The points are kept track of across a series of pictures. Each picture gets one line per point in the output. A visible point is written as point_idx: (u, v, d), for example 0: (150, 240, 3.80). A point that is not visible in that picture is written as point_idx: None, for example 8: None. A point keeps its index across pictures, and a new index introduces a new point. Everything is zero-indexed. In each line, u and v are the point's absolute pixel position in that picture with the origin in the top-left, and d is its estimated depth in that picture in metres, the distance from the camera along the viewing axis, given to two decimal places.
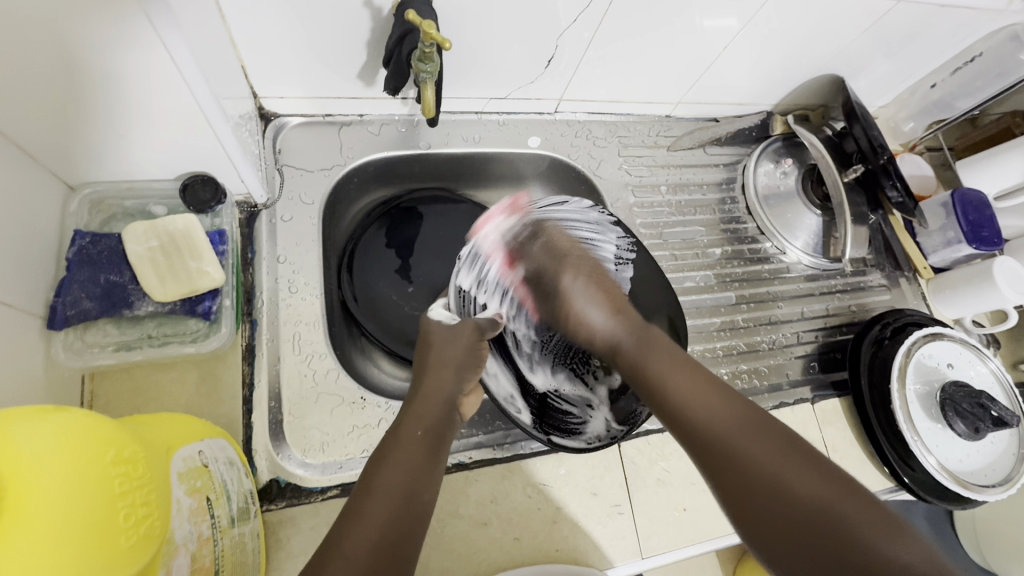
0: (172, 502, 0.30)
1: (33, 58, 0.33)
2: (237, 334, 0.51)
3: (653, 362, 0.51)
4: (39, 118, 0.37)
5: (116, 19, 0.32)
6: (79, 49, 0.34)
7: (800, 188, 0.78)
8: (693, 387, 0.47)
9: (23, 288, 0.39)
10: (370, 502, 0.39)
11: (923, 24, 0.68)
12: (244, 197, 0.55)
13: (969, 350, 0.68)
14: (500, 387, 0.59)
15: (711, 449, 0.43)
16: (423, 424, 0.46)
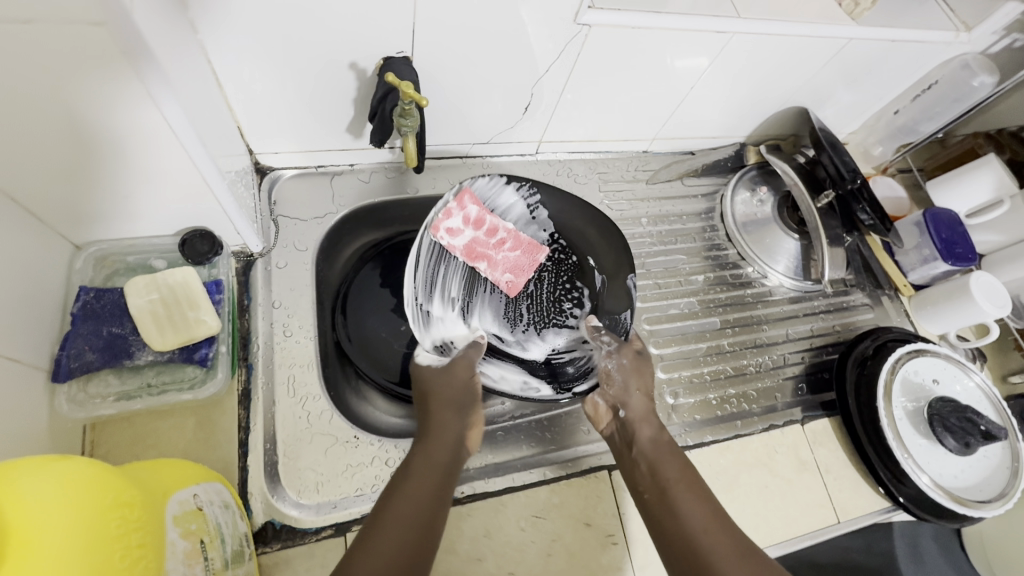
0: (166, 544, 0.32)
1: (46, 131, 0.37)
2: (233, 379, 0.53)
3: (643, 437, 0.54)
4: (46, 183, 0.41)
5: (121, 99, 0.36)
6: (85, 125, 0.37)
7: (776, 214, 0.81)
8: (661, 446, 0.53)
9: (27, 344, 0.41)
10: (382, 531, 0.41)
11: (878, 57, 0.72)
12: (239, 247, 0.58)
13: (955, 366, 0.69)
14: (511, 383, 0.60)
15: (670, 535, 0.47)
16: (432, 460, 0.48)
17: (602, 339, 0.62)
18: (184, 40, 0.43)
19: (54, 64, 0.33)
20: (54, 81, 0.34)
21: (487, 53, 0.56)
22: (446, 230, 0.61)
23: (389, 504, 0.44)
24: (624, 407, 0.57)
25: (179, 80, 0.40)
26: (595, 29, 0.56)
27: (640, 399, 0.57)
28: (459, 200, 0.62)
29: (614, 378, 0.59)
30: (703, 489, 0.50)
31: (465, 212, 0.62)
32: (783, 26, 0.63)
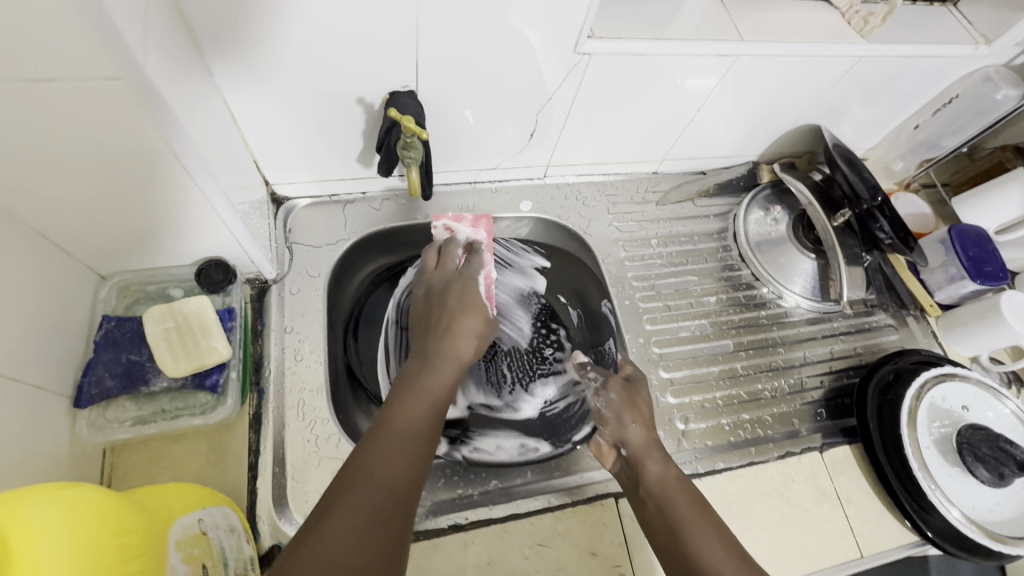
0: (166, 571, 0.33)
1: (71, 174, 0.40)
2: (244, 405, 0.55)
3: (654, 468, 0.54)
4: (73, 221, 0.44)
5: (139, 143, 0.39)
6: (106, 168, 0.40)
7: (791, 234, 0.79)
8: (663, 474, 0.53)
9: (50, 371, 0.44)
10: (387, 441, 0.45)
11: (892, 74, 0.71)
12: (254, 274, 0.60)
13: (987, 391, 0.66)
14: (509, 448, 0.61)
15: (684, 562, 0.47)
16: (439, 372, 0.53)
17: (588, 376, 0.65)
18: (201, 86, 0.46)
19: (76, 119, 0.35)
20: (77, 132, 0.36)
21: (491, 83, 0.58)
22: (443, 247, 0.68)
23: (392, 411, 0.49)
24: (625, 444, 0.57)
25: (193, 122, 0.43)
26: (596, 58, 0.57)
27: (638, 430, 0.57)
28: (473, 224, 0.69)
29: (609, 418, 0.59)
30: (712, 517, 0.50)
31: (470, 231, 0.69)
32: (789, 47, 0.63)
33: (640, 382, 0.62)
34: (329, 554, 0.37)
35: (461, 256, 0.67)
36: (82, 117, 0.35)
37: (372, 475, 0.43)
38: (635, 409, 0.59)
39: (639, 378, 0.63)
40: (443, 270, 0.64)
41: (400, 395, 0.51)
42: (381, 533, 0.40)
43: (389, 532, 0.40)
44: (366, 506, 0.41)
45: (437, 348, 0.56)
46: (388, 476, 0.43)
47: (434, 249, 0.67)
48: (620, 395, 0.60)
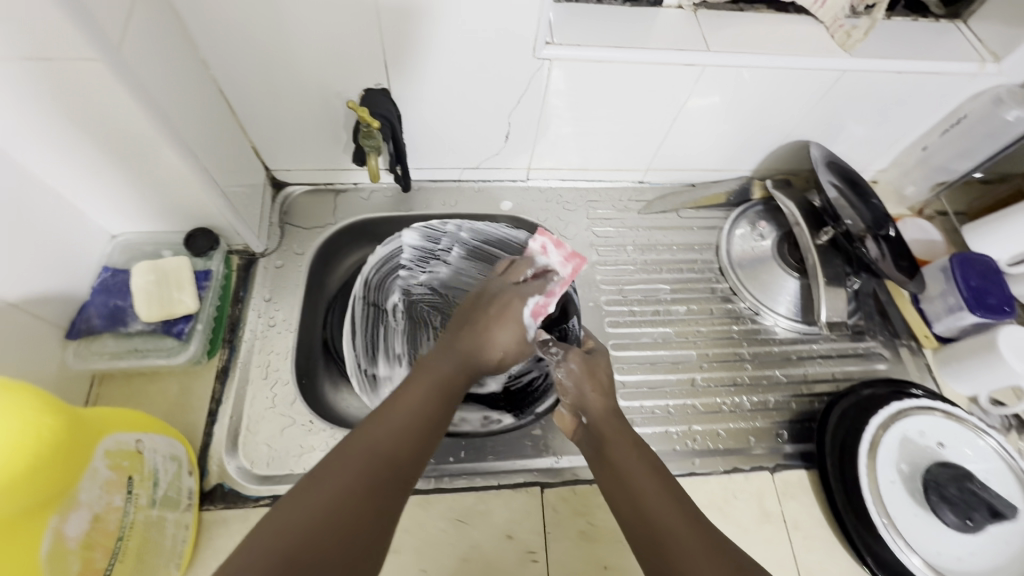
0: (87, 470, 0.39)
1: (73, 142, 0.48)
2: (213, 358, 0.62)
3: (614, 438, 0.51)
4: (79, 182, 0.53)
5: (126, 121, 0.47)
6: (101, 139, 0.49)
7: (775, 251, 0.78)
8: (627, 448, 0.50)
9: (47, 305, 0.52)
10: (389, 421, 0.43)
11: (886, 90, 0.68)
12: (243, 246, 0.68)
13: (968, 429, 0.61)
14: (473, 422, 0.63)
15: (642, 532, 0.43)
16: (461, 357, 0.52)
17: (550, 351, 0.60)
18: (192, 75, 0.54)
19: (70, 94, 0.43)
20: (72, 107, 0.45)
21: (460, 84, 0.63)
22: (541, 245, 0.67)
23: (400, 392, 0.46)
24: (585, 413, 0.54)
25: (172, 104, 0.51)
26: (556, 63, 0.61)
27: (599, 399, 0.54)
28: (564, 258, 0.67)
29: (569, 387, 0.56)
30: (673, 485, 0.47)
31: (559, 262, 0.67)
32: (762, 58, 0.62)
33: (602, 355, 0.59)
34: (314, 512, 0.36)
35: (529, 274, 0.64)
36: (75, 93, 0.43)
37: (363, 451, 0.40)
38: (596, 377, 0.56)
39: (602, 353, 0.59)
40: (507, 278, 0.62)
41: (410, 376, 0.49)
42: (374, 502, 0.38)
43: (376, 505, 0.38)
44: (350, 483, 0.38)
45: (463, 340, 0.53)
46: (393, 442, 0.42)
47: (511, 262, 0.65)
48: (579, 364, 0.57)
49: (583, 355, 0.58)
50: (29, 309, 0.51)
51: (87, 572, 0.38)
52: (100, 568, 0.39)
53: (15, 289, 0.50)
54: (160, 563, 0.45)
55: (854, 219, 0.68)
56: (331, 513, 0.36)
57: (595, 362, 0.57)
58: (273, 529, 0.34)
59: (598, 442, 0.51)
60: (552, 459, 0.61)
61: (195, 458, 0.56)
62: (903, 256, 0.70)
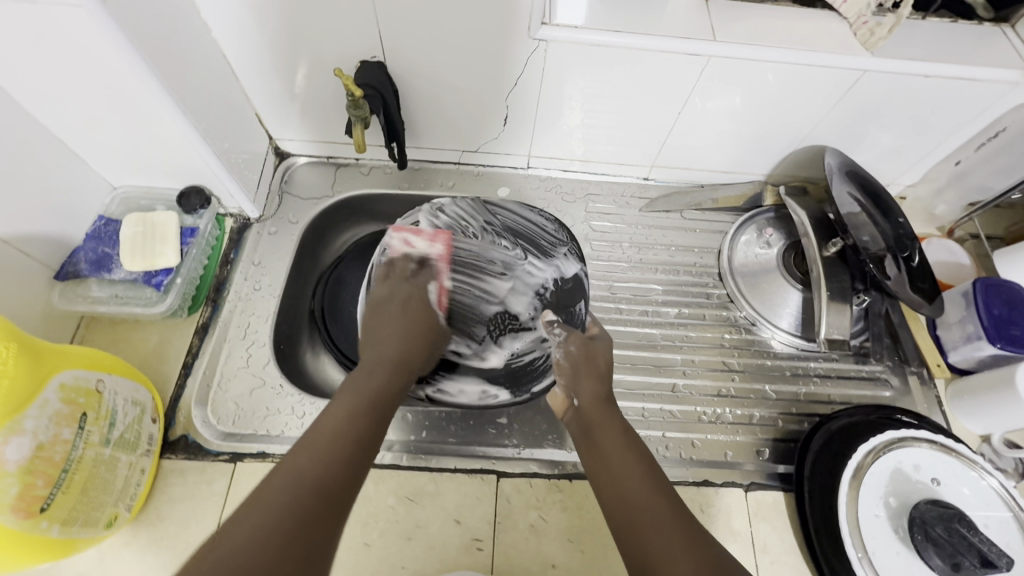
0: (37, 396, 0.41)
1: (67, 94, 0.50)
2: (194, 314, 0.63)
3: (605, 422, 0.48)
4: (77, 133, 0.55)
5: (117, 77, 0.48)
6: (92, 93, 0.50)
7: (780, 261, 0.73)
8: (610, 434, 0.47)
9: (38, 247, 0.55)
10: (324, 431, 0.39)
11: (915, 97, 0.63)
12: (237, 210, 0.69)
13: (972, 470, 0.56)
14: (470, 396, 0.58)
15: (619, 514, 0.41)
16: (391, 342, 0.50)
17: (551, 331, 0.57)
18: (196, 38, 0.56)
19: (61, 49, 0.45)
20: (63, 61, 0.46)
21: (457, 62, 0.62)
22: (400, 239, 0.58)
23: (327, 413, 0.42)
24: (577, 397, 0.51)
25: (174, 65, 0.52)
26: (553, 45, 0.59)
27: (593, 384, 0.52)
28: (429, 240, 0.59)
29: (565, 367, 0.54)
30: (655, 471, 0.44)
31: (427, 246, 0.58)
32: (774, 53, 0.59)
33: (605, 343, 0.57)
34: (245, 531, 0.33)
35: (414, 268, 0.57)
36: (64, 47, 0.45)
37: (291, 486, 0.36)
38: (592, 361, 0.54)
39: (603, 340, 0.57)
40: (394, 280, 0.55)
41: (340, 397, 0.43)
42: (315, 500, 0.36)
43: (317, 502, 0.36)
44: (282, 515, 0.34)
45: (394, 321, 0.52)
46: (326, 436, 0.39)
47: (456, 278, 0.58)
48: (580, 348, 0.55)
49: (587, 340, 0.56)
50: (17, 247, 0.54)
51: (26, 496, 0.40)
52: (40, 495, 0.41)
53: (5, 228, 0.52)
54: (107, 501, 0.46)
55: (873, 237, 0.64)
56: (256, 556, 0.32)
57: (591, 349, 0.55)
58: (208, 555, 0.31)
59: (586, 426, 0.49)
60: (514, 449, 0.59)
61: (164, 408, 0.58)
62: (925, 277, 0.65)
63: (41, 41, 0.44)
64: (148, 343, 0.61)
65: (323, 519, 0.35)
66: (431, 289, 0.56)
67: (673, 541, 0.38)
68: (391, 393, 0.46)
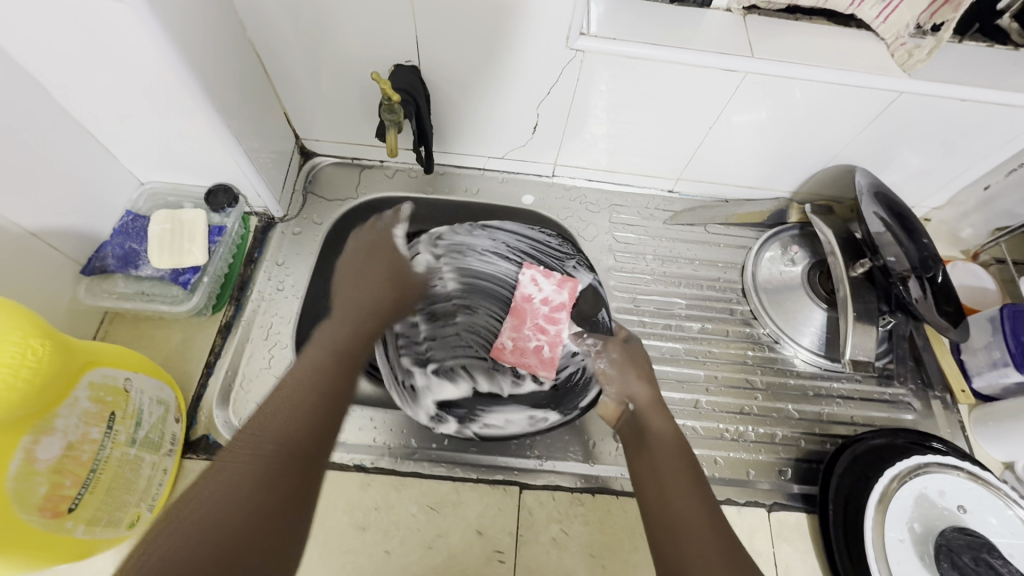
0: (67, 396, 0.41)
1: (103, 91, 0.50)
2: (218, 313, 0.63)
3: (656, 432, 0.53)
4: (108, 129, 0.55)
5: (154, 75, 0.48)
6: (128, 90, 0.50)
7: (805, 279, 0.73)
8: (664, 440, 0.52)
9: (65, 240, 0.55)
10: (289, 405, 0.45)
11: (949, 120, 0.63)
12: (263, 209, 0.69)
13: (996, 497, 0.55)
14: (518, 425, 0.59)
15: (657, 508, 0.47)
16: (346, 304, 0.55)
17: (584, 341, 0.62)
18: (233, 36, 0.55)
19: (103, 46, 0.45)
20: (104, 58, 0.46)
21: (490, 69, 0.62)
22: (530, 276, 0.65)
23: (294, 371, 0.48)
24: (631, 399, 0.57)
25: (209, 62, 0.52)
26: (589, 56, 0.59)
27: (646, 389, 0.57)
28: (557, 284, 0.65)
29: (614, 375, 0.59)
30: (701, 484, 0.49)
31: (553, 290, 0.65)
32: (812, 72, 0.58)
33: (638, 345, 0.62)
34: (219, 500, 0.38)
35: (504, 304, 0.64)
36: (104, 42, 0.45)
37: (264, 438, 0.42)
38: (636, 364, 0.60)
39: (636, 343, 0.63)
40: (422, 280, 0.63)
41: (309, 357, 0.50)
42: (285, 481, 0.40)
43: (288, 484, 0.40)
44: (259, 483, 0.39)
45: (359, 296, 0.56)
46: (292, 419, 0.44)
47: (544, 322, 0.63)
48: (622, 355, 0.60)
49: (629, 348, 0.61)
50: (45, 241, 0.54)
51: (53, 496, 0.40)
52: (67, 495, 0.40)
53: (35, 220, 0.52)
54: (131, 501, 0.46)
55: (897, 257, 0.63)
56: (244, 510, 0.37)
57: (639, 362, 0.60)
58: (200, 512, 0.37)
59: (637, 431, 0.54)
60: (536, 461, 0.59)
61: (185, 407, 0.57)
62: (949, 300, 0.65)
63: (85, 36, 0.44)
64: (171, 341, 0.61)
65: (299, 490, 0.41)
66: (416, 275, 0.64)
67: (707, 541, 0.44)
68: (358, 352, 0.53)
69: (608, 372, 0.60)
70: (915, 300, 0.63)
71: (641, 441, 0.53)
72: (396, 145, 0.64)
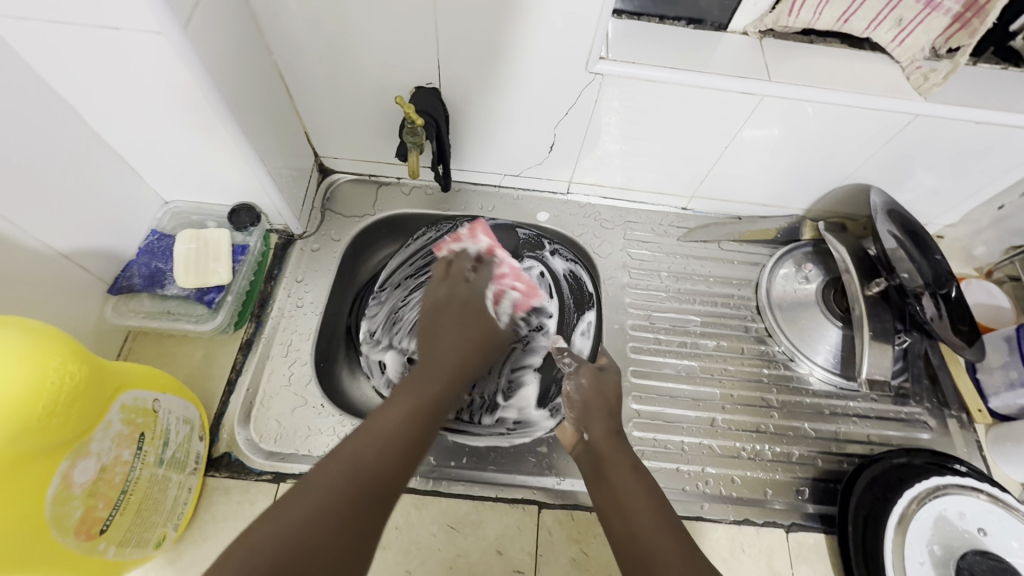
0: (101, 419, 0.42)
1: (134, 115, 0.51)
2: (239, 330, 0.64)
3: (613, 457, 0.51)
4: (136, 151, 0.56)
5: (186, 101, 0.49)
6: (159, 115, 0.51)
7: (819, 297, 0.73)
8: (625, 469, 0.50)
9: (92, 259, 0.56)
10: (372, 442, 0.42)
11: (964, 142, 0.63)
12: (283, 226, 0.70)
13: (1016, 519, 0.55)
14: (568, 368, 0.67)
15: (624, 535, 0.44)
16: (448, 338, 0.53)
17: (562, 360, 0.64)
18: (258, 60, 0.56)
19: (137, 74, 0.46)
20: (138, 85, 0.47)
21: (509, 91, 0.63)
22: (446, 250, 0.66)
23: (384, 409, 0.45)
24: (587, 430, 0.55)
25: (237, 86, 0.53)
26: (608, 79, 0.60)
27: (603, 420, 0.55)
28: (472, 234, 0.68)
29: (576, 404, 0.58)
30: (668, 510, 0.46)
31: (477, 242, 0.66)
32: (827, 94, 0.59)
33: (612, 373, 0.62)
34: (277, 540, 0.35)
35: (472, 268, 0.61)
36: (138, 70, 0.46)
37: (345, 478, 0.39)
38: (602, 397, 0.58)
39: (613, 370, 0.62)
40: (451, 280, 0.59)
41: (397, 394, 0.47)
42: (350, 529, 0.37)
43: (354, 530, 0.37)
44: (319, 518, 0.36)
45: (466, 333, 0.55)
46: (370, 459, 0.41)
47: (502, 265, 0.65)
48: (590, 382, 0.59)
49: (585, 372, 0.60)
50: (75, 261, 0.54)
51: (87, 518, 0.40)
52: (99, 517, 0.41)
53: (66, 242, 0.53)
54: (158, 521, 0.47)
55: (910, 273, 0.63)
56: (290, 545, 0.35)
57: (598, 384, 0.59)
58: (256, 545, 0.34)
59: (596, 459, 0.52)
60: (553, 479, 0.59)
61: (208, 425, 0.58)
62: (963, 318, 0.64)
63: (122, 65, 0.45)
64: (194, 358, 0.62)
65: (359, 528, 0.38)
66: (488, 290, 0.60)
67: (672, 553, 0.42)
68: (449, 398, 0.49)
69: (573, 398, 0.58)
70: (929, 320, 0.62)
71: (600, 471, 0.51)
72: (417, 165, 0.65)
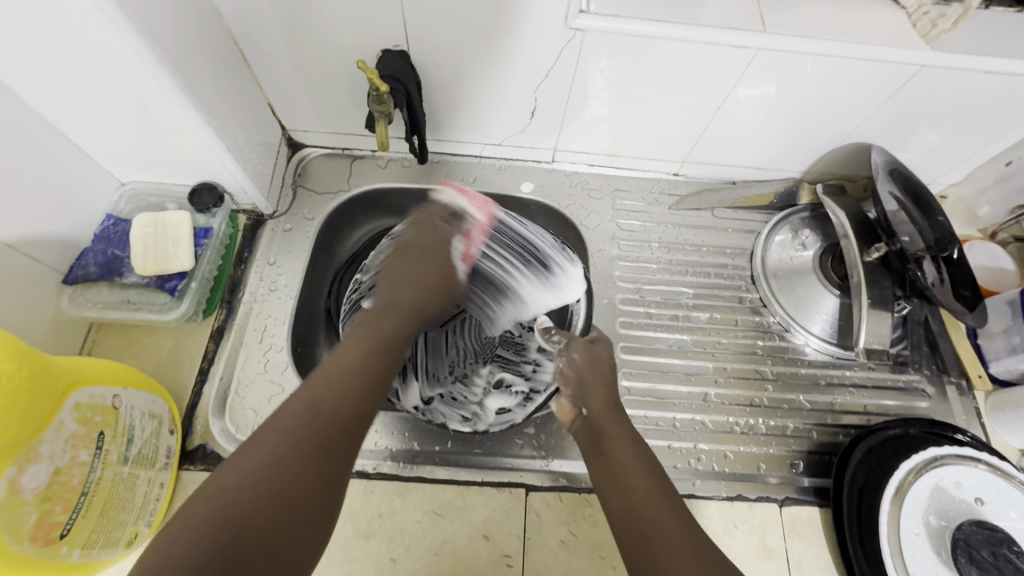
0: (51, 420, 0.39)
1: (68, 92, 0.47)
2: (208, 318, 0.61)
3: (611, 431, 0.51)
4: (81, 130, 0.52)
5: (124, 74, 0.45)
6: (96, 91, 0.47)
7: (817, 264, 0.70)
8: (625, 448, 0.48)
9: (42, 248, 0.53)
10: (331, 378, 0.43)
11: (973, 95, 0.59)
12: (251, 205, 0.66)
13: (1015, 487, 0.54)
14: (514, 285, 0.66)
15: (621, 510, 0.44)
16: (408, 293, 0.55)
17: (551, 340, 0.61)
18: (207, 24, 0.51)
19: (63, 45, 0.41)
20: (68, 59, 0.43)
21: (485, 53, 0.58)
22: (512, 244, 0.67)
23: (340, 349, 0.46)
24: (585, 405, 0.54)
25: (183, 56, 0.48)
26: (590, 36, 0.55)
27: (600, 392, 0.54)
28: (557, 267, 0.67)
29: (570, 377, 0.56)
30: (665, 483, 0.46)
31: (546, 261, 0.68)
32: (828, 46, 0.54)
33: (604, 346, 0.60)
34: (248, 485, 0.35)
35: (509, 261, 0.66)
36: (62, 40, 0.41)
37: (308, 408, 0.40)
38: (597, 369, 0.57)
39: (604, 342, 0.60)
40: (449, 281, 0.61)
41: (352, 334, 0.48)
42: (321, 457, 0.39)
43: (330, 447, 0.39)
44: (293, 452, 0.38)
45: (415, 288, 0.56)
46: (322, 397, 0.41)
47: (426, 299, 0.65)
48: (583, 356, 0.58)
49: (588, 352, 0.58)
50: (23, 252, 0.51)
51: (45, 524, 0.38)
52: (58, 522, 0.39)
53: (12, 231, 0.49)
54: (128, 520, 0.45)
55: (911, 236, 0.59)
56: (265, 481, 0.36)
57: (596, 366, 0.57)
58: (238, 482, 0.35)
59: (594, 433, 0.51)
60: (542, 461, 0.58)
61: (181, 417, 0.56)
62: (966, 283, 0.60)
63: (46, 37, 0.41)
64: (163, 348, 0.59)
65: (332, 452, 0.40)
66: (454, 242, 0.62)
67: (670, 530, 0.42)
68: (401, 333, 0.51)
69: (568, 381, 0.56)
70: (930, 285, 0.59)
71: (599, 446, 0.50)
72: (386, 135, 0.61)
